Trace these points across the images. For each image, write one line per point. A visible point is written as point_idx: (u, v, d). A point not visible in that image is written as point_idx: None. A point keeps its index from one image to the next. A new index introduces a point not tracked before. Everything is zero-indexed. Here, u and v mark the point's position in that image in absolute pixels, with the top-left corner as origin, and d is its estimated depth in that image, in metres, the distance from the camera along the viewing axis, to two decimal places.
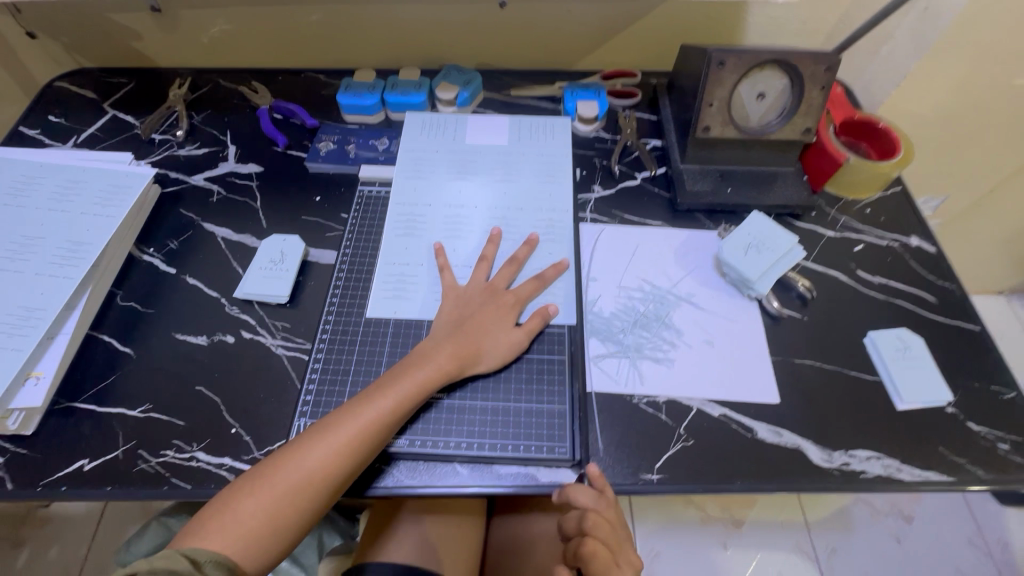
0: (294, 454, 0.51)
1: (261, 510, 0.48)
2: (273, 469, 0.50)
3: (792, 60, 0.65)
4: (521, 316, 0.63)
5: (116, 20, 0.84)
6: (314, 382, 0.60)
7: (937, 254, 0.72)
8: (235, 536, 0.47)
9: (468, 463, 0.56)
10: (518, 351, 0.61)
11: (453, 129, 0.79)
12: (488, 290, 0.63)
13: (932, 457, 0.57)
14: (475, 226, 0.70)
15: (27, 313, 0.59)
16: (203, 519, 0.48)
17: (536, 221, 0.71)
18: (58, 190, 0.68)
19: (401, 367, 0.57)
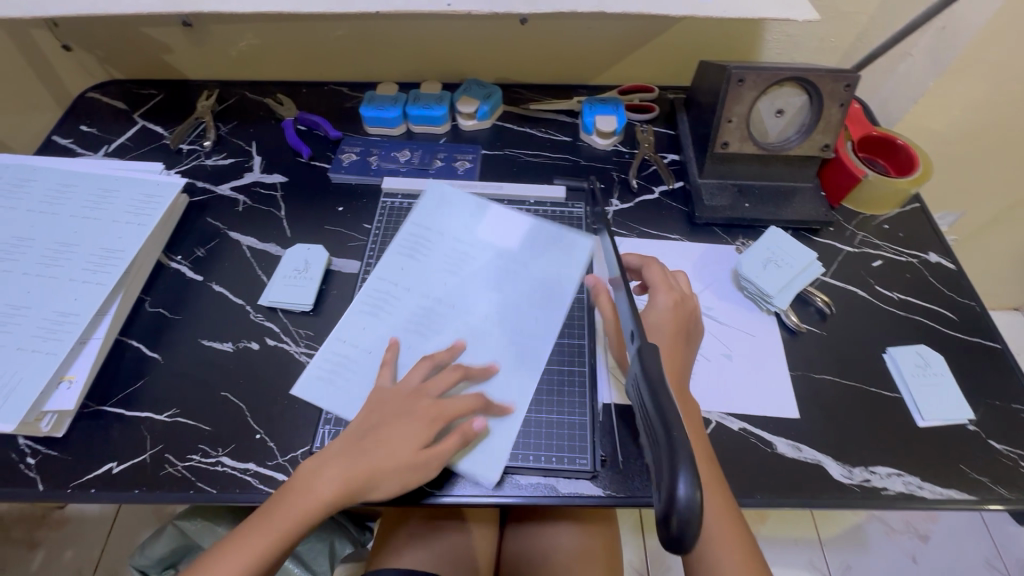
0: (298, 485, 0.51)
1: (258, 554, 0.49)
2: (269, 514, 0.50)
3: (811, 78, 0.66)
4: (439, 434, 0.54)
5: (148, 34, 0.86)
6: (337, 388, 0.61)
7: (957, 270, 0.72)
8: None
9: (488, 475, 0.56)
10: (422, 476, 0.52)
11: (469, 211, 0.72)
12: (410, 397, 0.55)
13: (954, 475, 0.57)
14: (445, 325, 0.63)
15: (61, 318, 0.60)
16: (205, 562, 0.49)
17: (505, 350, 0.61)
18: (92, 198, 0.70)
19: (379, 429, 0.53)
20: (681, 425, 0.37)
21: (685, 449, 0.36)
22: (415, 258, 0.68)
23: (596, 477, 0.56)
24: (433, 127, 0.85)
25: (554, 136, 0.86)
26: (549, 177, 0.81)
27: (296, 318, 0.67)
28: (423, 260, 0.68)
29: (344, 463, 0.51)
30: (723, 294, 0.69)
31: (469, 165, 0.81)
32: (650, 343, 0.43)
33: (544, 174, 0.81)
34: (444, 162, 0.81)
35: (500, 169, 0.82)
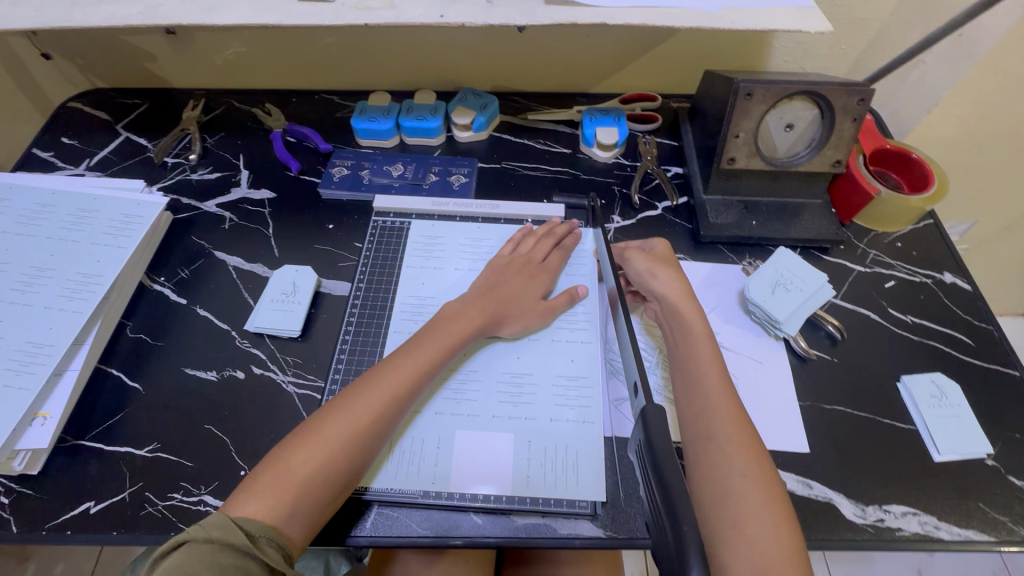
0: (348, 401, 0.51)
1: (298, 473, 0.46)
2: (351, 402, 0.50)
3: (822, 92, 0.63)
4: (551, 294, 0.66)
5: (130, 42, 0.83)
6: None
7: (973, 291, 0.69)
8: (275, 502, 0.44)
9: (487, 511, 0.53)
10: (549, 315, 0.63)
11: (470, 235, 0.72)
12: (524, 261, 0.66)
13: (973, 513, 0.54)
14: None
15: (36, 349, 0.57)
16: (242, 497, 0.45)
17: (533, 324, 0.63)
18: (69, 220, 0.67)
19: (500, 287, 0.62)
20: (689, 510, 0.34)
21: (694, 539, 0.33)
22: (430, 267, 0.69)
23: (596, 517, 0.53)
24: (427, 138, 0.82)
25: (553, 148, 0.83)
26: (548, 192, 0.78)
27: (283, 346, 0.64)
28: (440, 265, 0.69)
29: (409, 364, 0.54)
30: (729, 317, 0.66)
31: (465, 179, 0.78)
32: (654, 404, 0.41)
33: (542, 189, 0.78)
34: (439, 177, 0.78)
35: (496, 184, 0.79)
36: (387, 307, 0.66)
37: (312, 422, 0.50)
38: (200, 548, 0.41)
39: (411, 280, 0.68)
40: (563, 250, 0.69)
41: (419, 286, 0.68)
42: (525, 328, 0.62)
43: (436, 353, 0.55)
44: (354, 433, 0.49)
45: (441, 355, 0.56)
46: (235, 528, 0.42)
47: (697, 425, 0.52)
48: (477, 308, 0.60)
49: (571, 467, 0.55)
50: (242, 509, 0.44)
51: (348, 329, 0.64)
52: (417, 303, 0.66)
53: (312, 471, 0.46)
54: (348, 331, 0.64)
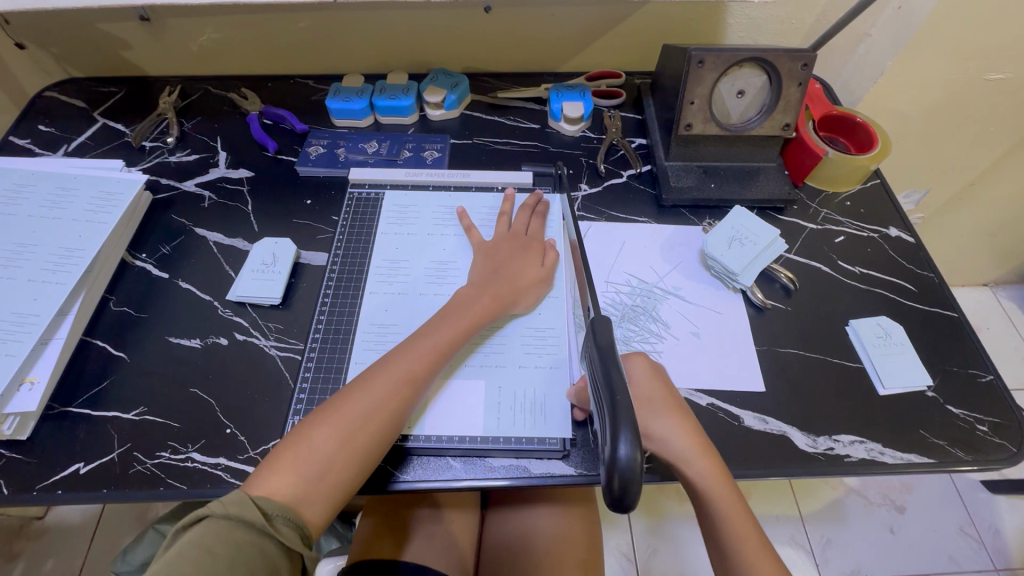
0: (365, 384, 0.53)
1: (320, 451, 0.48)
2: (367, 382, 0.53)
3: (768, 57, 0.67)
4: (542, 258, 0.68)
5: (105, 30, 0.85)
6: (306, 379, 0.61)
7: (916, 243, 0.74)
8: (296, 478, 0.47)
9: (464, 457, 0.56)
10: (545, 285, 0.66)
11: (442, 204, 0.75)
12: (512, 237, 0.68)
13: (914, 440, 0.59)
14: (456, 252, 0.70)
15: (21, 319, 0.59)
16: (263, 472, 0.47)
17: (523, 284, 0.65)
18: (49, 198, 0.68)
19: (503, 265, 0.65)
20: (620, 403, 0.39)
21: (627, 415, 0.38)
22: (404, 233, 0.72)
23: (567, 456, 0.56)
24: (400, 117, 0.85)
25: (522, 124, 0.86)
26: (518, 165, 0.81)
27: (264, 313, 0.67)
28: (413, 231, 0.72)
29: (423, 345, 0.56)
30: (690, 273, 0.70)
31: (438, 154, 0.81)
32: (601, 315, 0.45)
33: (513, 162, 0.81)
34: (413, 152, 0.81)
35: (469, 158, 0.82)
36: (363, 271, 0.69)
37: (331, 405, 0.52)
38: (218, 523, 0.42)
39: (386, 247, 0.71)
40: (541, 216, 0.72)
41: (395, 251, 0.70)
42: (535, 299, 0.65)
43: (451, 336, 0.58)
44: (373, 416, 0.51)
45: (455, 337, 0.58)
46: (256, 503, 0.44)
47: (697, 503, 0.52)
48: (488, 289, 0.62)
49: (540, 410, 0.58)
50: (265, 483, 0.46)
51: (326, 294, 0.67)
52: (391, 266, 0.69)
53: (331, 451, 0.49)
54: (327, 295, 0.67)
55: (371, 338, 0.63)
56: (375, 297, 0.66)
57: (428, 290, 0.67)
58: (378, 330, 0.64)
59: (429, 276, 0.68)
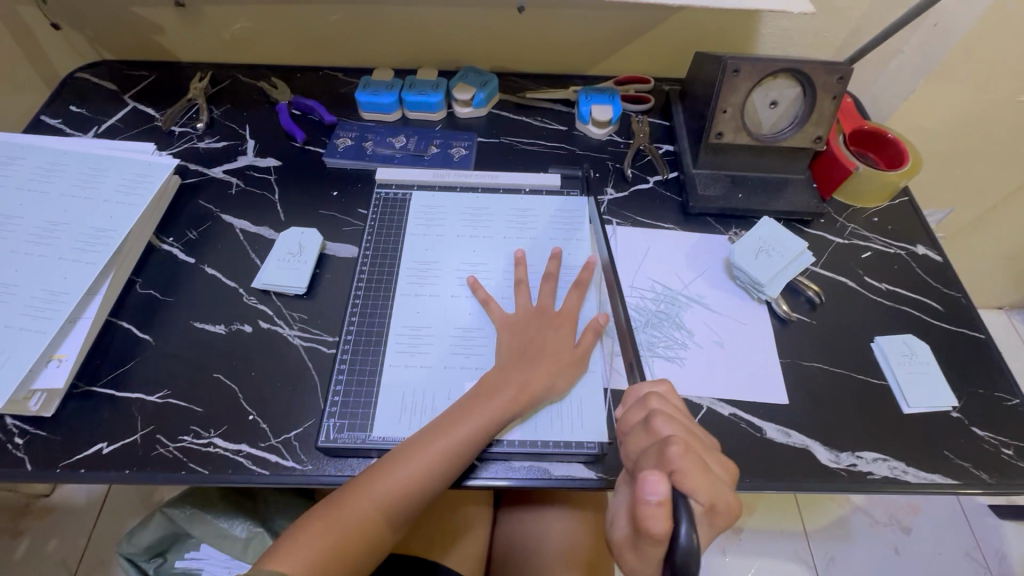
0: (375, 482, 0.51)
1: (341, 529, 0.49)
2: (379, 475, 0.51)
3: (805, 69, 0.67)
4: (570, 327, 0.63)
5: (140, 14, 0.85)
6: (340, 380, 0.60)
7: (944, 262, 0.73)
8: (316, 560, 0.48)
9: (490, 462, 0.56)
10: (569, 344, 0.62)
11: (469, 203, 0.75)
12: (535, 313, 0.63)
13: (939, 460, 0.58)
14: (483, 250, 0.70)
15: (51, 297, 0.59)
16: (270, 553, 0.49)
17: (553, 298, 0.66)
18: (81, 178, 0.69)
19: (531, 347, 0.60)
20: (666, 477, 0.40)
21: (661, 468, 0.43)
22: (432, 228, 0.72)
23: (590, 462, 0.56)
24: (428, 113, 0.85)
25: (550, 125, 0.86)
26: (544, 166, 0.81)
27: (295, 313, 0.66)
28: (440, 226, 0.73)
29: (444, 440, 0.53)
30: (715, 283, 0.70)
31: (465, 152, 0.81)
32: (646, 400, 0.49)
33: (539, 163, 0.81)
34: (440, 149, 0.81)
35: (495, 157, 0.82)
36: (395, 272, 0.69)
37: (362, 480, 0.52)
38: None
39: (414, 246, 0.71)
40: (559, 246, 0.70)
41: (427, 253, 0.71)
42: (568, 382, 0.59)
43: (502, 406, 0.55)
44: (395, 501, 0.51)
45: (512, 402, 0.55)
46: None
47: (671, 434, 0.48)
48: (513, 378, 0.57)
49: (560, 412, 0.58)
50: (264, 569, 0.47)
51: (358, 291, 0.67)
52: (421, 266, 0.69)
53: (348, 535, 0.49)
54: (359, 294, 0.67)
55: (404, 339, 0.63)
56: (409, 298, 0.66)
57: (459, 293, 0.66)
58: (411, 333, 0.63)
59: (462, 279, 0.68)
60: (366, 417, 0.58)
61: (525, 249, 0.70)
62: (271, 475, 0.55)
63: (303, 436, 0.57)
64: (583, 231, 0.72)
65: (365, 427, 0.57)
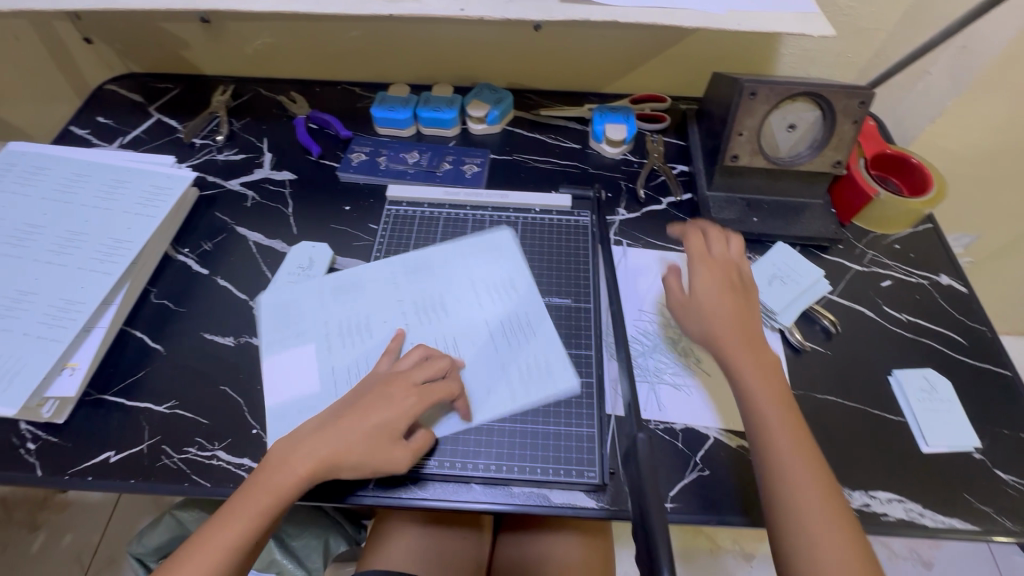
0: (269, 474, 0.51)
1: (241, 525, 0.49)
2: (274, 469, 0.51)
3: (824, 93, 0.65)
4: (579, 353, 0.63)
5: (167, 29, 0.88)
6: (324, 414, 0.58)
7: (969, 293, 0.71)
8: (239, 532, 0.49)
9: (428, 482, 0.55)
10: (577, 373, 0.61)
11: (481, 222, 0.75)
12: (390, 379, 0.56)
13: (958, 503, 0.56)
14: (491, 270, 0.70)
15: (68, 306, 0.61)
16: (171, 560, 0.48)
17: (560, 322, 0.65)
18: (103, 190, 0.71)
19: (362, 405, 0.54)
20: (657, 498, 0.44)
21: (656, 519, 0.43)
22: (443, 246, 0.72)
23: (594, 491, 0.54)
24: (442, 130, 0.85)
25: (564, 143, 0.86)
26: (555, 185, 0.80)
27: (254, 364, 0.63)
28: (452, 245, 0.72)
29: (333, 436, 0.52)
30: None
31: (477, 169, 0.81)
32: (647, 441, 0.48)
33: (551, 182, 0.81)
34: (452, 165, 0.81)
35: (507, 175, 0.82)
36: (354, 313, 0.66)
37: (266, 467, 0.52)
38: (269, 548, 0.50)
39: (367, 272, 0.70)
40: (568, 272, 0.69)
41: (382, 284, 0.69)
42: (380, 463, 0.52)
43: (330, 445, 0.51)
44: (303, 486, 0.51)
45: (394, 457, 0.52)
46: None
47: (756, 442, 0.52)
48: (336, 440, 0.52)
49: (562, 439, 0.57)
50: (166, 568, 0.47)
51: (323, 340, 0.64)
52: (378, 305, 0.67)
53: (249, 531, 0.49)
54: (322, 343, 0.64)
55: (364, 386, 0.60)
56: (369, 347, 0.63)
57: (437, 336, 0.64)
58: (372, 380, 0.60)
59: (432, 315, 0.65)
60: None
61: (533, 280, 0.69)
62: None
63: None
64: (594, 253, 0.72)
65: None
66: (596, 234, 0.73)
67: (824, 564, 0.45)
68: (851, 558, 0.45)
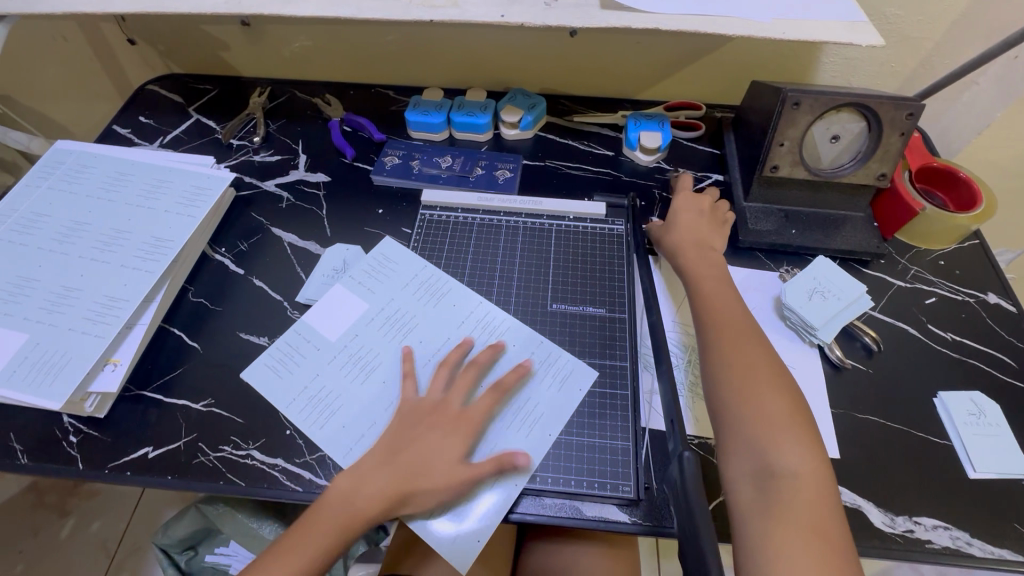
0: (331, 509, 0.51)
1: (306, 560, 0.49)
2: (330, 507, 0.51)
3: (871, 104, 0.63)
4: (613, 367, 0.62)
5: (208, 32, 0.90)
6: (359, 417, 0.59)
7: (1018, 313, 0.68)
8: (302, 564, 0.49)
9: None
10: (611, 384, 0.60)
11: (514, 228, 0.74)
12: (433, 406, 0.56)
13: (1008, 533, 0.54)
14: (524, 279, 0.69)
15: (111, 302, 0.62)
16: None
17: (593, 333, 0.64)
18: (145, 189, 0.72)
19: (417, 437, 0.54)
20: (703, 512, 0.43)
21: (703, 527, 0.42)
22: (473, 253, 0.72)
23: (628, 506, 0.54)
24: (475, 134, 0.85)
25: (596, 150, 0.85)
26: (588, 192, 0.80)
27: (262, 368, 0.62)
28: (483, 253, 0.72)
29: (386, 471, 0.52)
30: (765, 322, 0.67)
31: (510, 175, 0.80)
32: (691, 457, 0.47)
33: (584, 188, 0.80)
34: (485, 171, 0.81)
35: (540, 181, 0.81)
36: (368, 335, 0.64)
37: (326, 498, 0.52)
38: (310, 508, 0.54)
39: (395, 280, 0.68)
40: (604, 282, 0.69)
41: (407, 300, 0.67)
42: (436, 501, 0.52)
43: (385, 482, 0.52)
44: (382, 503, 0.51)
45: (444, 482, 0.52)
46: None
47: (736, 398, 0.52)
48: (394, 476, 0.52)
49: (596, 452, 0.56)
50: None
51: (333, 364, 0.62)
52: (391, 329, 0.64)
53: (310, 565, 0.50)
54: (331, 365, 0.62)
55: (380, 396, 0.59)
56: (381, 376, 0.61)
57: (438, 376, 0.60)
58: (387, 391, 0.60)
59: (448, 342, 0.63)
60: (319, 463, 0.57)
61: (566, 290, 0.68)
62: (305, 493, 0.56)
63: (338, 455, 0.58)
64: (629, 263, 0.71)
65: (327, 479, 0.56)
66: (631, 245, 0.72)
67: (780, 467, 0.48)
68: (807, 464, 0.48)
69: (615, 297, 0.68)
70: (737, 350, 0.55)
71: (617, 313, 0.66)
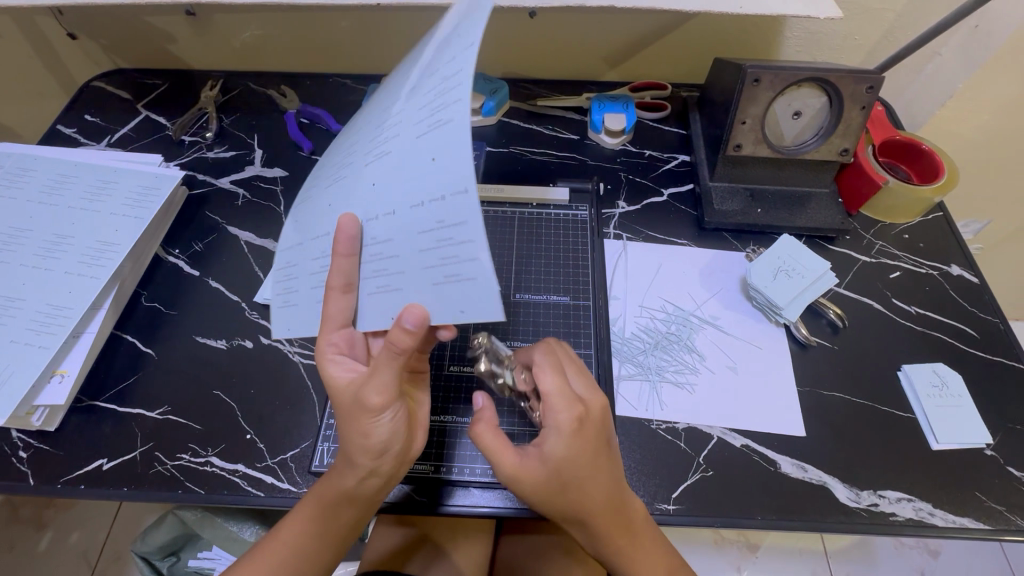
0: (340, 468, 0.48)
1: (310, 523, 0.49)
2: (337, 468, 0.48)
3: (830, 79, 0.62)
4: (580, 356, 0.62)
5: (153, 23, 0.86)
6: (331, 415, 0.58)
7: (980, 284, 0.69)
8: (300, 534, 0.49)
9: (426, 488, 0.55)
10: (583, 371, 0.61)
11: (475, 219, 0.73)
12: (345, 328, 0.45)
13: (969, 501, 0.54)
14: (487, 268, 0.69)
15: (54, 311, 0.60)
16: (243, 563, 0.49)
17: (557, 321, 0.64)
18: (89, 191, 0.69)
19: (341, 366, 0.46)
20: None
21: None
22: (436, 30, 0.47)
23: None
24: None
25: (561, 134, 0.83)
26: (553, 178, 0.78)
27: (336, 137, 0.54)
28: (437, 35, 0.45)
29: (355, 410, 0.45)
30: (730, 304, 0.67)
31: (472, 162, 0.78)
32: None
33: (548, 174, 0.79)
34: None
35: (504, 168, 0.79)
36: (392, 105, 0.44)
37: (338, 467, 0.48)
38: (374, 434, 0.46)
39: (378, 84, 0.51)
40: (568, 268, 0.68)
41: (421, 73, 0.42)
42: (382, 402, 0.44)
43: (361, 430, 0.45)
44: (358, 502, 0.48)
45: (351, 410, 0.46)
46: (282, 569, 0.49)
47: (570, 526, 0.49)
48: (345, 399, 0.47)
49: None
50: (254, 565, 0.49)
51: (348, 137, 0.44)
52: (385, 94, 0.40)
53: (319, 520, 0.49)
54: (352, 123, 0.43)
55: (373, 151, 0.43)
56: (429, 320, 0.39)
57: (426, 128, 0.38)
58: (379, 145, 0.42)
59: (435, 88, 0.38)
60: (280, 465, 0.56)
61: (530, 278, 0.67)
62: (267, 497, 0.54)
63: (300, 457, 0.57)
64: (593, 248, 0.70)
65: (292, 484, 0.55)
66: (594, 230, 0.72)
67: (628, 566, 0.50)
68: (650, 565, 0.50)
69: (579, 284, 0.67)
70: (628, 547, 0.49)
71: (581, 301, 0.66)
